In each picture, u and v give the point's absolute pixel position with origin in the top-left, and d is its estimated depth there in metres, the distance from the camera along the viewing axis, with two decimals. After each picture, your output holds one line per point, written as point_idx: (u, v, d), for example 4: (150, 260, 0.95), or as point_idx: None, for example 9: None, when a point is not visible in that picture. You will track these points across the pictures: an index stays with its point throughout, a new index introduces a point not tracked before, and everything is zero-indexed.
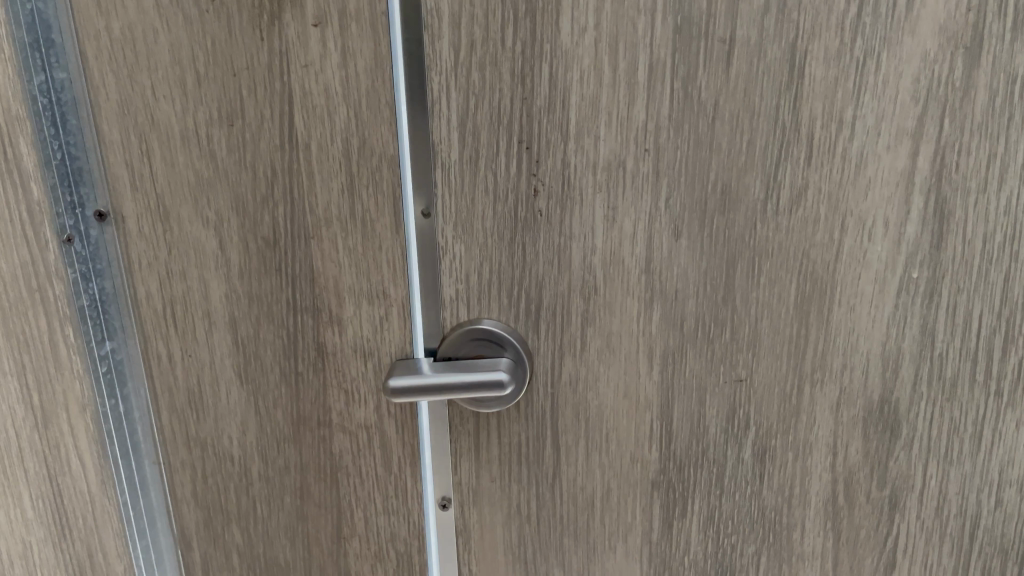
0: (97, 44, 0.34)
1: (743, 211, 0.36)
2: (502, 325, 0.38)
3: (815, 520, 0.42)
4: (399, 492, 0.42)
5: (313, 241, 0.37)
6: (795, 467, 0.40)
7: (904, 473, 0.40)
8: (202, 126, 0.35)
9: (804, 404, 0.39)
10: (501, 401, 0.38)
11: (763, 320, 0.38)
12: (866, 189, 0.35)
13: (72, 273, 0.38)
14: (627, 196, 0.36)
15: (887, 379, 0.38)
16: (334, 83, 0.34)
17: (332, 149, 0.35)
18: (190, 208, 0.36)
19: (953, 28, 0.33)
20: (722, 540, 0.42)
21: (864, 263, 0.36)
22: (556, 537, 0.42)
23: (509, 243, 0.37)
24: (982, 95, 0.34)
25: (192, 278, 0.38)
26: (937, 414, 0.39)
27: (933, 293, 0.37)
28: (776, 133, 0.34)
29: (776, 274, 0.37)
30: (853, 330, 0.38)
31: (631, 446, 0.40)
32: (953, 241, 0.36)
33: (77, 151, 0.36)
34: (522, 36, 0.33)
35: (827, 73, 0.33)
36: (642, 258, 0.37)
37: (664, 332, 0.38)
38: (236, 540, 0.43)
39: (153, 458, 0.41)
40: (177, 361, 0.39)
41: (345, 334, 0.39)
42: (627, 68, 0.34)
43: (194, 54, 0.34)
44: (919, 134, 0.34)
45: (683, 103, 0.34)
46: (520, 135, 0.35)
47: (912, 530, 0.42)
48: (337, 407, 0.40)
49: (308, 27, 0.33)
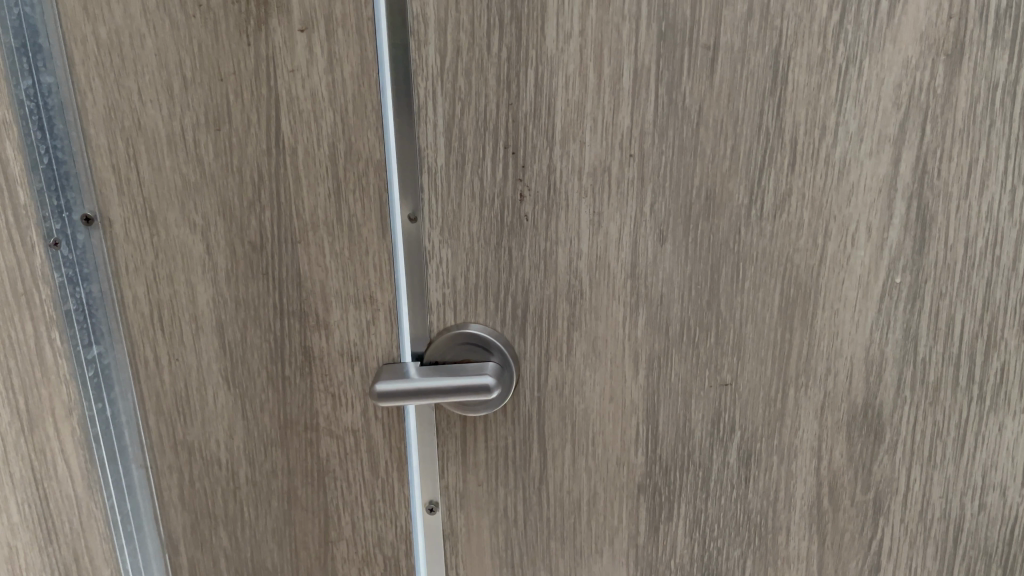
0: (84, 49, 0.34)
1: (727, 216, 0.36)
2: (488, 329, 0.38)
3: (800, 523, 0.42)
4: (386, 496, 0.42)
5: (300, 246, 0.37)
6: (780, 471, 0.41)
7: (888, 476, 0.41)
8: (189, 130, 0.35)
9: (788, 408, 0.39)
10: (488, 406, 0.38)
11: (748, 324, 0.38)
12: (849, 194, 0.35)
13: (59, 278, 0.37)
14: (612, 201, 0.36)
15: (871, 383, 0.39)
16: (321, 87, 0.34)
17: (318, 154, 0.35)
18: (176, 212, 0.36)
19: (934, 35, 0.33)
20: (708, 544, 0.42)
21: (847, 268, 0.37)
22: (543, 540, 0.42)
23: (495, 248, 0.37)
24: (964, 102, 0.34)
25: (179, 282, 0.38)
26: (921, 418, 0.39)
27: (916, 297, 0.37)
28: (759, 139, 0.35)
29: (761, 279, 0.37)
30: (837, 335, 0.38)
31: (617, 449, 0.40)
32: (935, 246, 0.36)
33: (63, 155, 0.35)
34: (508, 42, 0.33)
35: (809, 79, 0.34)
36: (627, 263, 0.37)
37: (649, 337, 0.38)
38: (223, 544, 0.43)
39: (140, 462, 0.42)
40: (163, 364, 0.39)
41: (331, 337, 0.39)
42: (612, 74, 0.34)
43: (181, 58, 0.34)
44: (901, 140, 0.35)
45: (667, 108, 0.34)
46: (506, 141, 0.35)
47: (896, 533, 0.42)
48: (324, 411, 0.40)
49: (294, 33, 0.33)
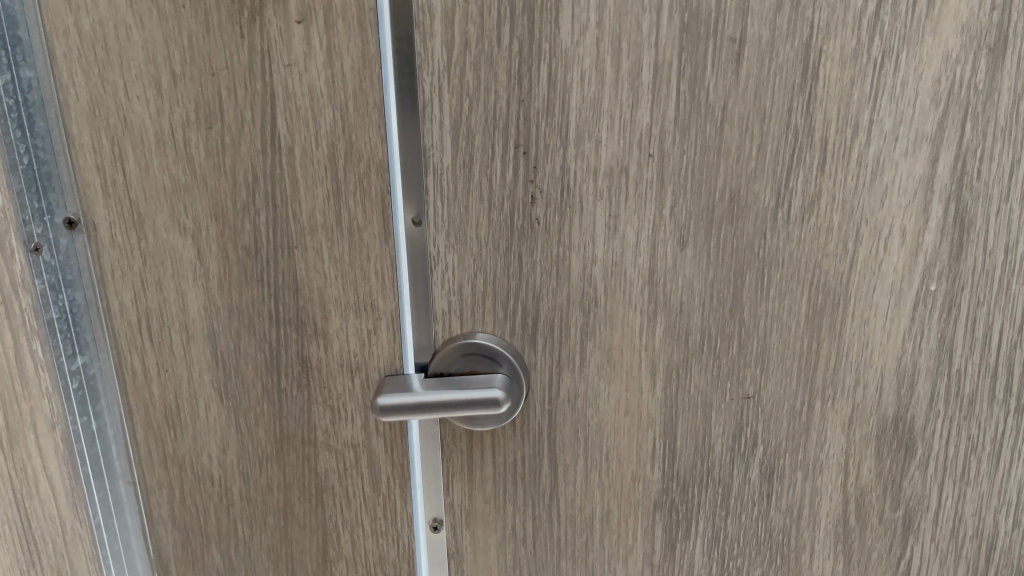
0: (66, 41, 0.31)
1: (752, 219, 0.34)
2: (497, 339, 0.36)
3: (825, 542, 0.40)
4: (388, 514, 0.40)
5: (297, 251, 0.35)
6: (805, 487, 0.39)
7: (919, 493, 0.39)
8: (178, 128, 0.33)
9: (814, 421, 0.37)
10: (496, 420, 0.36)
11: (773, 334, 0.36)
12: (883, 197, 0.33)
13: (40, 285, 0.35)
14: (629, 203, 0.34)
15: (903, 396, 0.37)
16: (319, 83, 0.32)
17: (316, 154, 0.33)
18: (165, 215, 0.34)
19: (977, 27, 0.31)
20: (727, 563, 0.40)
21: (879, 275, 0.35)
22: (552, 559, 0.40)
23: (505, 253, 0.35)
24: (1006, 99, 0.32)
25: (168, 289, 0.35)
26: (954, 432, 0.38)
27: (951, 305, 0.35)
28: (788, 137, 0.33)
29: (787, 285, 0.35)
30: (867, 345, 0.36)
31: (633, 465, 0.38)
32: (973, 250, 0.34)
33: (44, 154, 0.33)
34: (520, 34, 0.31)
35: (842, 74, 0.32)
36: (645, 269, 0.35)
37: (668, 347, 0.36)
38: (216, 562, 0.41)
39: (128, 479, 0.39)
40: (153, 376, 0.37)
41: (330, 348, 0.36)
42: (631, 69, 0.32)
43: (169, 51, 0.31)
44: (939, 139, 0.33)
45: (690, 104, 0.32)
46: (517, 140, 0.33)
47: (926, 552, 0.40)
48: (322, 425, 0.38)
49: (290, 24, 0.31)
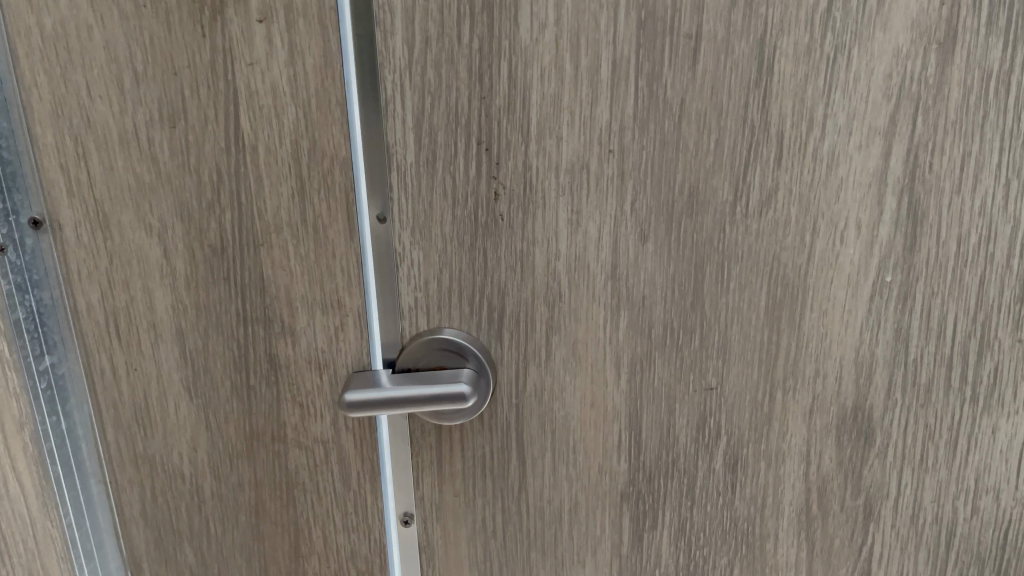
0: (27, 41, 0.31)
1: (711, 214, 0.34)
2: (463, 335, 0.36)
3: (789, 531, 0.41)
4: (358, 509, 0.40)
5: (262, 249, 0.35)
6: (768, 476, 0.39)
7: (878, 480, 0.40)
8: (141, 127, 0.33)
9: (776, 412, 0.38)
10: (463, 415, 0.36)
11: (733, 327, 0.36)
12: (838, 190, 0.34)
13: (6, 285, 0.34)
14: (590, 199, 0.34)
15: (861, 385, 0.38)
16: (282, 81, 0.32)
17: (280, 153, 0.33)
18: (130, 215, 0.34)
19: (926, 23, 0.32)
20: (693, 552, 0.41)
21: (835, 267, 0.35)
22: (522, 551, 0.41)
23: (469, 249, 0.35)
24: (956, 93, 0.33)
25: (135, 289, 0.35)
26: (912, 420, 0.38)
27: (907, 297, 0.36)
28: (745, 133, 0.33)
29: (747, 278, 0.35)
30: (825, 336, 0.37)
31: (599, 457, 0.39)
32: (927, 243, 0.35)
33: (8, 155, 0.33)
34: (480, 32, 0.31)
35: (796, 70, 0.32)
36: (608, 263, 0.35)
37: (631, 340, 0.36)
38: (189, 560, 0.41)
39: (99, 478, 0.39)
40: (121, 375, 0.37)
41: (298, 345, 0.37)
42: (589, 65, 0.32)
43: (131, 51, 0.32)
44: (891, 133, 0.33)
45: (648, 101, 0.33)
46: (479, 137, 0.33)
47: (887, 539, 0.41)
48: (292, 421, 0.38)
49: (252, 24, 0.31)
